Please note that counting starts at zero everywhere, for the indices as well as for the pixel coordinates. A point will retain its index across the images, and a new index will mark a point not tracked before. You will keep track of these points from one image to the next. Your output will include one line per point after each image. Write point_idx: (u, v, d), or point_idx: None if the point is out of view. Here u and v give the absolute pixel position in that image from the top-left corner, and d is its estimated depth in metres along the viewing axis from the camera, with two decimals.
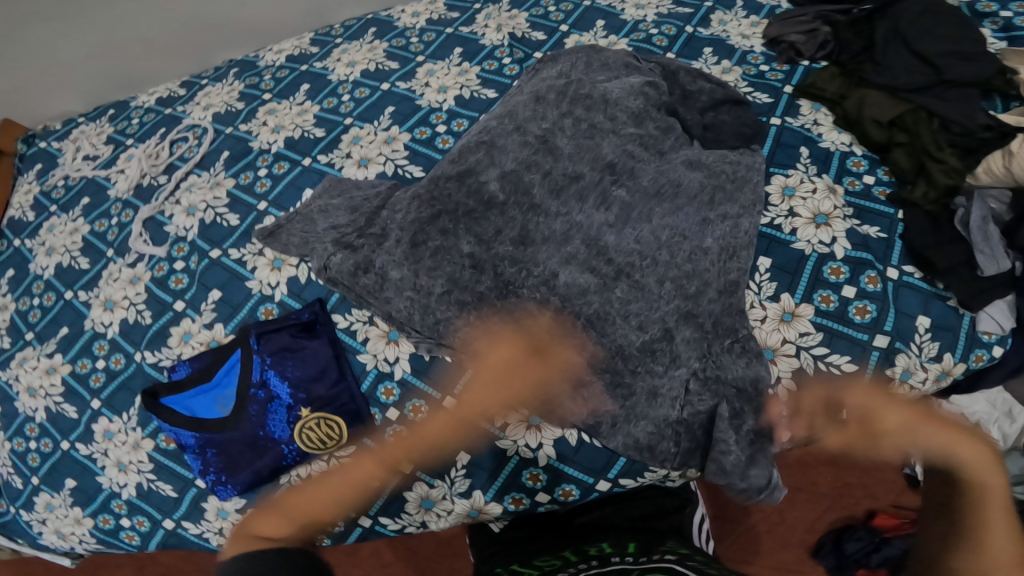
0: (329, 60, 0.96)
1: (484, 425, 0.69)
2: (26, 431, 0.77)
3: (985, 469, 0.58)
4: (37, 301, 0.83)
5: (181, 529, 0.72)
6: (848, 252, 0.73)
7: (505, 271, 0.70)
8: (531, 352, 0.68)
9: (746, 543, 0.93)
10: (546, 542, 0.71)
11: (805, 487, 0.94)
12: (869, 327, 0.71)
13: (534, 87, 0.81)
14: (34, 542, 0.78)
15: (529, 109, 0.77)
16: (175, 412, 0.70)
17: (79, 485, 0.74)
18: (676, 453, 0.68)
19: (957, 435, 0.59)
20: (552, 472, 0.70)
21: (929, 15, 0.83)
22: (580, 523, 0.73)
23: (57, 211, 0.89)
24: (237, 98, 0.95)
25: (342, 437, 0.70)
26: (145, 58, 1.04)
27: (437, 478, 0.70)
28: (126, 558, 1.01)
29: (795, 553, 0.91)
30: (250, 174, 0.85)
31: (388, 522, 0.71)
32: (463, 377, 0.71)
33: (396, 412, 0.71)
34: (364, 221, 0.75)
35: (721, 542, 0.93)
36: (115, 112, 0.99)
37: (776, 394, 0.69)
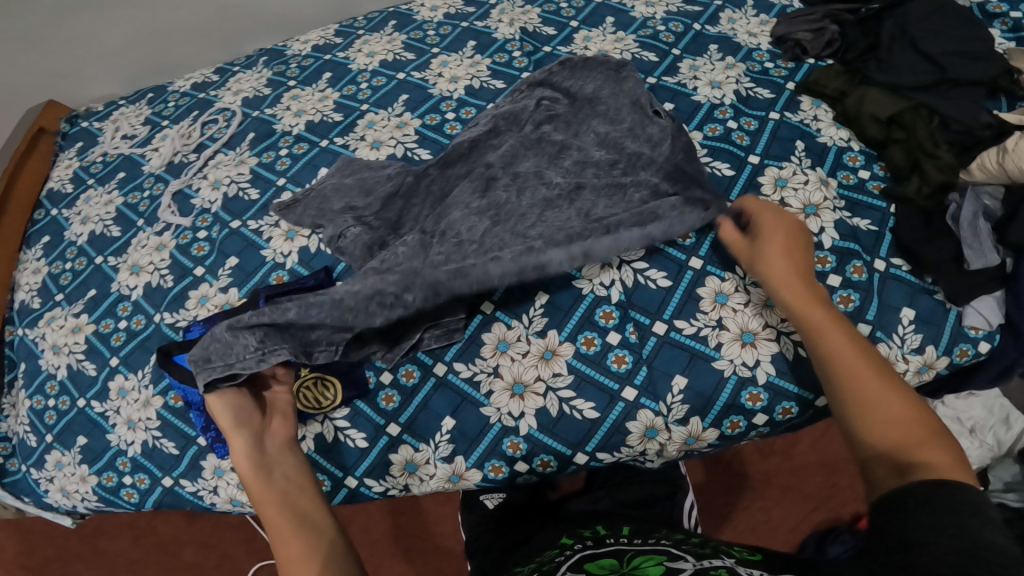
0: (352, 50, 1.00)
1: (470, 393, 0.72)
2: (43, 392, 0.89)
3: (914, 430, 0.50)
4: (69, 266, 0.91)
5: (178, 486, 0.83)
6: (834, 242, 0.75)
7: None
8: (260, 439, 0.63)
9: (736, 534, 1.06)
10: (571, 522, 0.88)
11: (793, 490, 1.07)
12: (852, 316, 0.72)
13: (543, 94, 0.82)
14: (38, 500, 0.94)
15: (534, 114, 0.79)
16: (184, 368, 0.75)
17: (89, 442, 0.86)
18: (654, 418, 0.69)
19: (903, 405, 0.52)
20: (532, 442, 0.71)
21: (940, 12, 0.82)
22: (602, 500, 0.95)
23: (94, 184, 0.97)
24: (265, 84, 0.99)
25: (335, 399, 0.74)
26: (178, 46, 1.12)
27: (422, 442, 0.73)
28: (124, 531, 1.24)
29: (776, 542, 1.05)
30: (272, 153, 0.90)
31: (373, 484, 0.76)
32: (455, 344, 0.73)
33: (390, 375, 0.75)
34: (380, 207, 0.77)
35: (712, 526, 1.07)
36: (154, 95, 1.05)
37: (754, 376, 0.70)
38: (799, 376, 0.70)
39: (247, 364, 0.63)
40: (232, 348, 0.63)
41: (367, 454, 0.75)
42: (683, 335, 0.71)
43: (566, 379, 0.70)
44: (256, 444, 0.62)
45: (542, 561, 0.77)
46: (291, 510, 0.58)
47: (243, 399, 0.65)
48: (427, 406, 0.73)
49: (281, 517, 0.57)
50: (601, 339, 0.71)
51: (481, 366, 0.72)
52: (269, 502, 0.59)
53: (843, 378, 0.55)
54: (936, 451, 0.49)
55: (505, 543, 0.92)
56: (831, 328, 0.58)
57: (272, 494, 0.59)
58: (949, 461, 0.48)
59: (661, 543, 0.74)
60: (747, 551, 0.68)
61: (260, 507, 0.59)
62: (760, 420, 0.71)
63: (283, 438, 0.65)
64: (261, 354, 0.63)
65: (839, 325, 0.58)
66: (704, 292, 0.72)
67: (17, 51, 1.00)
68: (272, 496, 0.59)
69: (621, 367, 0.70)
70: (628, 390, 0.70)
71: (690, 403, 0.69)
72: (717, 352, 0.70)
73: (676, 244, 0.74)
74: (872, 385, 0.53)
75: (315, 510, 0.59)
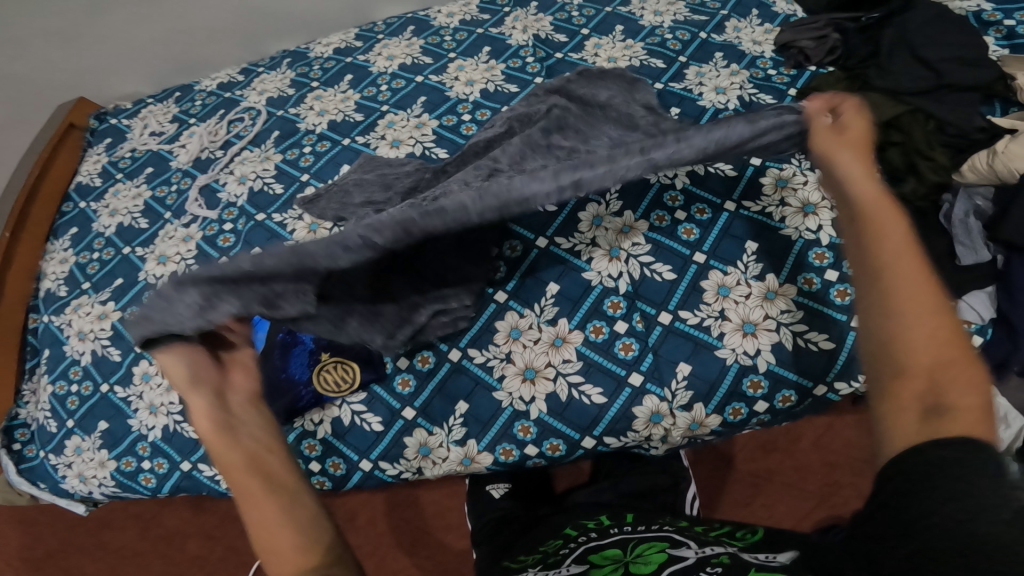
0: (371, 54, 1.04)
1: (483, 377, 0.75)
2: (67, 378, 0.92)
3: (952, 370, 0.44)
4: (97, 256, 0.95)
5: (196, 471, 0.86)
6: (833, 240, 0.77)
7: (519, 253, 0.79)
8: (224, 395, 0.55)
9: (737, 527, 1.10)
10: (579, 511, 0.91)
11: (795, 486, 1.10)
12: (849, 309, 0.74)
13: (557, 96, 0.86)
14: (54, 487, 0.95)
15: (549, 112, 0.83)
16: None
17: (110, 427, 0.89)
18: (659, 402, 0.73)
19: (951, 341, 0.45)
20: (542, 425, 0.74)
21: (935, 23, 0.87)
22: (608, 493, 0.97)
23: (123, 178, 1.01)
24: (288, 85, 1.03)
25: (354, 382, 0.77)
26: (203, 47, 1.17)
27: (436, 425, 0.76)
28: (132, 524, 1.25)
29: None
30: (296, 150, 0.94)
31: (387, 467, 0.78)
32: (470, 330, 0.77)
33: (406, 360, 0.78)
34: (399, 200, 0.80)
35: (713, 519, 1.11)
36: (181, 94, 1.10)
37: (754, 365, 0.73)
38: (797, 364, 0.73)
39: (182, 322, 0.52)
40: (172, 307, 0.52)
41: (382, 438, 0.78)
42: (688, 325, 0.74)
43: (575, 365, 0.73)
44: (220, 402, 0.55)
45: (547, 552, 0.80)
46: (264, 474, 0.52)
47: (198, 352, 0.56)
48: (442, 389, 0.76)
49: (253, 483, 0.52)
50: (608, 327, 0.74)
51: (493, 352, 0.75)
52: (233, 465, 0.52)
53: (883, 301, 0.47)
54: (968, 384, 0.44)
55: (516, 528, 0.95)
56: (886, 247, 0.49)
57: (245, 459, 0.53)
58: (976, 401, 0.44)
59: (665, 529, 0.77)
60: (748, 534, 0.71)
61: (223, 470, 0.53)
62: (761, 407, 0.74)
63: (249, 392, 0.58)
64: (202, 313, 0.52)
65: (902, 235, 0.50)
66: (707, 285, 0.76)
67: (50, 47, 1.05)
68: (245, 461, 0.53)
69: (628, 354, 0.73)
70: (634, 376, 0.73)
71: (693, 389, 0.73)
72: (719, 342, 0.73)
73: (681, 240, 0.78)
74: (925, 315, 0.46)
75: (287, 477, 0.53)
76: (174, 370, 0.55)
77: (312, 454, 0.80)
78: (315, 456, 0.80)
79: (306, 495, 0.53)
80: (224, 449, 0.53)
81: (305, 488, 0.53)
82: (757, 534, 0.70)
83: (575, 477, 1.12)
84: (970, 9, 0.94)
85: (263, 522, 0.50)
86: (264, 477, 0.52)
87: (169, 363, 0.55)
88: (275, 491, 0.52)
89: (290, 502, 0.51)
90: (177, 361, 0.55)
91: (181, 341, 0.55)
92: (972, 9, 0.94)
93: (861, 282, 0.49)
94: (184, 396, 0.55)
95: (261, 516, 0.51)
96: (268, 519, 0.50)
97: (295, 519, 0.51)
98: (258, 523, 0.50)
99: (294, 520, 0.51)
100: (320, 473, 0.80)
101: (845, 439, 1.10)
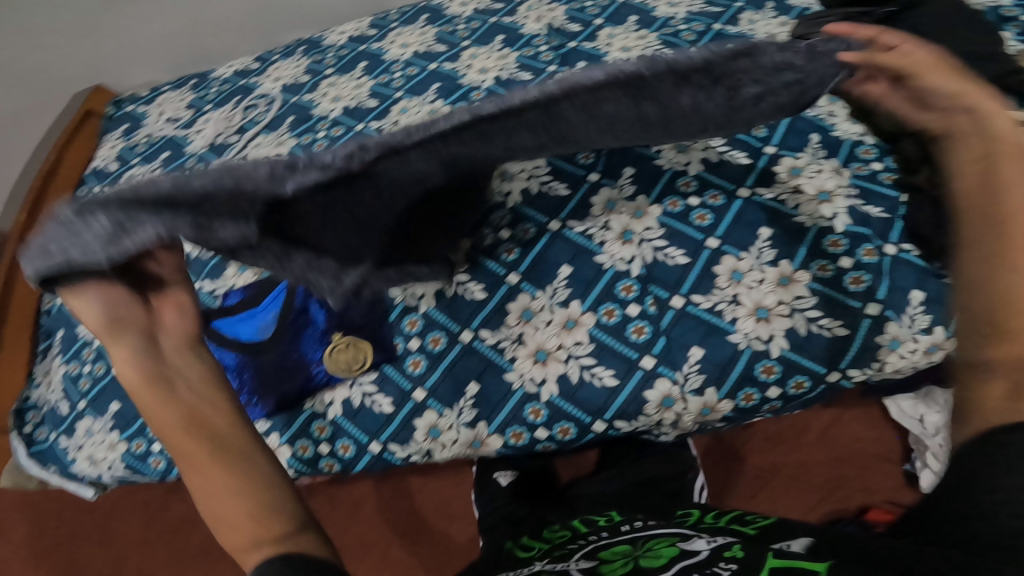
0: (386, 42, 1.05)
1: (494, 359, 0.75)
2: (79, 359, 0.93)
3: None
4: None
5: None
6: (847, 227, 0.77)
7: (531, 238, 0.79)
8: (155, 346, 0.50)
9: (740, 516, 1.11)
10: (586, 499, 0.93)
11: (801, 480, 1.10)
12: (862, 297, 0.74)
13: None
14: (63, 470, 0.95)
15: None
16: (239, 312, 0.80)
17: (121, 409, 0.90)
18: (671, 386, 0.72)
19: None
20: (553, 408, 0.74)
21: (950, 17, 0.87)
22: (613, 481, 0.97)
23: (138, 162, 1.02)
24: (303, 72, 1.04)
25: (366, 362, 0.78)
26: (219, 36, 1.18)
27: (446, 407, 0.76)
28: (134, 514, 1.23)
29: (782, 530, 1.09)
30: (311, 135, 0.94)
31: (396, 450, 0.78)
32: (482, 311, 0.77)
33: (418, 341, 0.78)
34: None
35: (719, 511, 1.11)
36: (197, 81, 1.11)
37: (767, 350, 0.73)
38: (810, 350, 0.73)
39: (89, 253, 0.42)
40: (74, 233, 0.42)
41: (391, 420, 0.78)
42: (700, 309, 0.74)
43: (587, 347, 0.73)
44: (151, 354, 0.49)
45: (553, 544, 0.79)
46: (207, 436, 0.50)
47: (119, 294, 0.48)
48: (452, 370, 0.76)
49: (194, 446, 0.49)
50: (621, 310, 0.74)
51: (505, 334, 0.76)
52: (168, 420, 0.49)
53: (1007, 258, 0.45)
54: None
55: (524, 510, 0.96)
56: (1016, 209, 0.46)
57: (183, 420, 0.49)
58: None
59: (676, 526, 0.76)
60: (762, 519, 0.72)
61: (158, 424, 0.50)
62: (774, 393, 0.73)
63: (184, 336, 0.52)
64: (120, 242, 0.42)
65: None
66: (720, 270, 0.75)
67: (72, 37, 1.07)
68: (183, 422, 0.49)
69: (640, 337, 0.73)
70: (646, 359, 0.73)
71: (706, 373, 0.72)
72: (732, 326, 0.73)
73: (694, 225, 0.78)
74: None
75: (234, 435, 0.51)
76: (90, 315, 0.48)
77: (321, 436, 0.81)
78: (325, 438, 0.81)
79: (252, 450, 0.51)
80: (159, 407, 0.49)
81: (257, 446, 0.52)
82: (769, 519, 0.72)
83: (581, 468, 1.11)
84: (988, 4, 0.94)
85: (209, 483, 0.49)
86: (205, 439, 0.50)
87: (84, 307, 0.47)
88: (221, 455, 0.49)
89: (242, 465, 0.50)
90: (92, 307, 0.47)
91: (92, 282, 0.47)
92: (990, 4, 0.94)
93: (974, 228, 0.48)
94: (106, 345, 0.48)
95: (206, 476, 0.49)
96: (214, 479, 0.49)
97: (243, 479, 0.50)
98: (204, 481, 0.49)
99: (241, 479, 0.50)
100: (329, 456, 0.81)
101: (853, 433, 1.11)
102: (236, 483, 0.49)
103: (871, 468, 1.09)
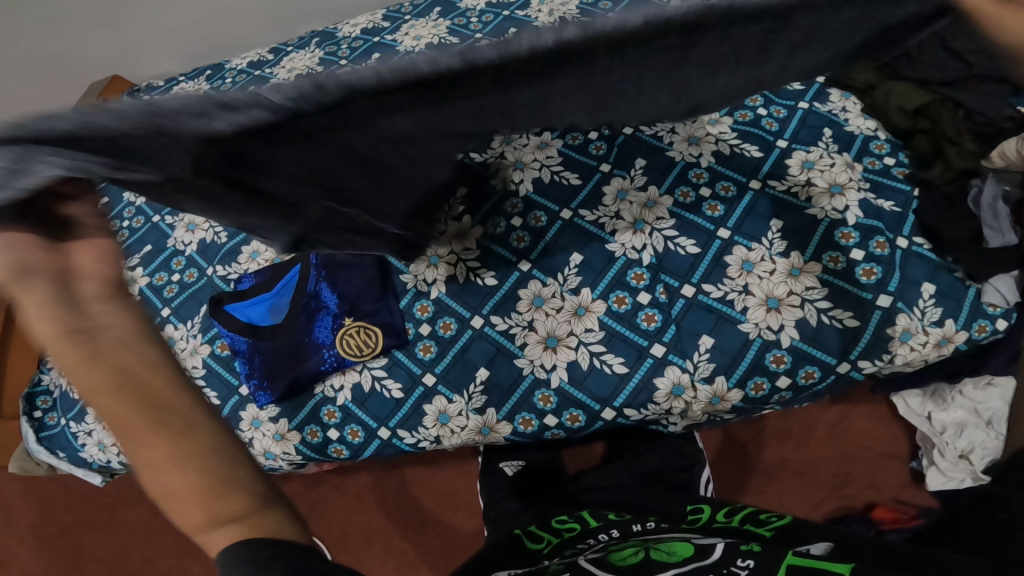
0: (399, 34, 1.06)
1: (505, 344, 0.76)
2: None
3: None
4: (126, 224, 0.96)
5: None
6: (859, 220, 0.77)
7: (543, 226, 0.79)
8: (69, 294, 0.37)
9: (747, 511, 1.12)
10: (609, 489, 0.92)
11: (807, 477, 1.12)
12: (874, 288, 0.74)
13: None
14: (72, 456, 0.96)
15: None
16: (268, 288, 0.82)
17: None
18: (682, 372, 0.73)
19: None
20: (563, 394, 0.75)
21: None
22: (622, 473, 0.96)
23: None
24: (317, 63, 1.06)
25: (377, 347, 0.78)
26: (233, 27, 1.20)
27: (456, 393, 0.77)
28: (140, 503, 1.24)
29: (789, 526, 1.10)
30: None
31: (405, 436, 0.79)
32: (493, 297, 0.78)
33: (428, 327, 0.79)
34: None
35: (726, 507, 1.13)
36: (212, 72, 1.13)
37: (777, 340, 0.73)
38: (820, 341, 0.73)
39: None
40: None
41: (401, 405, 0.79)
42: (711, 298, 0.74)
43: (597, 335, 0.74)
44: (66, 303, 0.37)
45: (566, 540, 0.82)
46: (148, 405, 0.38)
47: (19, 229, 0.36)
48: (463, 356, 0.77)
49: (132, 418, 0.37)
50: (632, 298, 0.75)
51: (516, 320, 0.76)
52: (92, 385, 0.37)
53: None
54: None
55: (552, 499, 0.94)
56: None
57: (112, 386, 0.37)
58: None
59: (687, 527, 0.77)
60: (777, 517, 0.75)
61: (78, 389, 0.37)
62: (783, 382, 0.73)
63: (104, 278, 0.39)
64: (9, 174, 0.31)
65: None
66: (731, 260, 0.76)
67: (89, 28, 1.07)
68: (113, 389, 0.37)
69: (651, 325, 0.74)
70: (656, 347, 0.74)
71: (715, 362, 0.73)
72: (743, 316, 0.73)
73: (706, 216, 0.78)
74: None
75: (183, 404, 0.40)
76: None
77: (330, 421, 0.81)
78: (334, 423, 0.81)
79: (204, 418, 0.40)
80: (78, 370, 0.37)
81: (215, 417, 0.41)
82: (784, 518, 0.74)
83: (588, 461, 1.11)
84: None
85: (153, 461, 0.38)
86: (145, 411, 0.38)
87: None
88: (168, 429, 0.38)
89: (195, 440, 0.39)
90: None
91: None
92: None
93: None
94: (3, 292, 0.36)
95: (147, 453, 0.38)
96: (159, 458, 0.38)
97: (197, 457, 0.39)
98: (146, 460, 0.38)
99: (197, 455, 0.39)
100: (338, 442, 0.81)
101: (864, 430, 1.13)
102: (190, 461, 0.39)
103: (877, 464, 1.12)
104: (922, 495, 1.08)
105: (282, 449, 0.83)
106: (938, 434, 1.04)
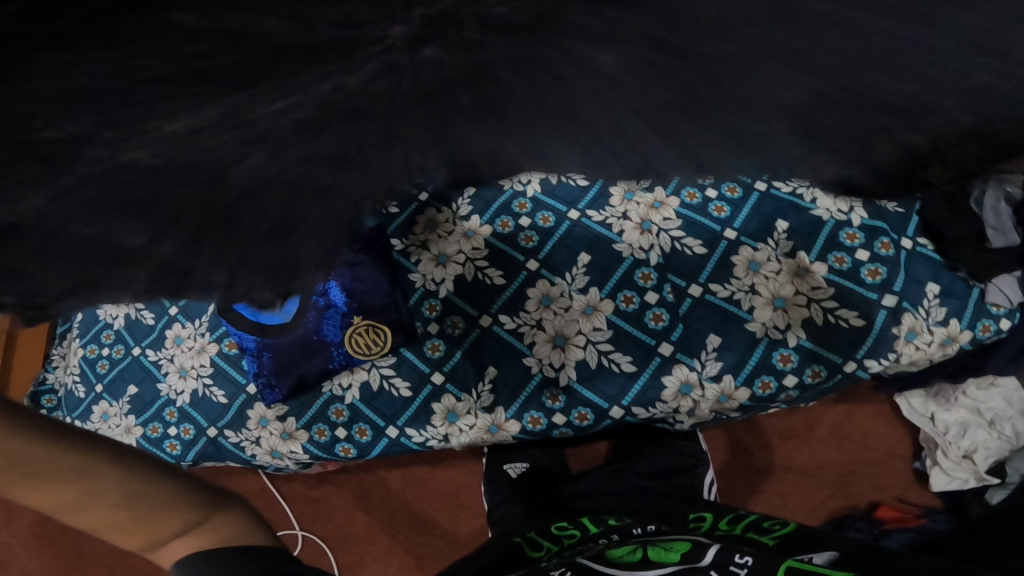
0: None
1: (513, 343, 0.77)
2: (98, 341, 0.93)
3: None
4: None
5: (221, 437, 0.87)
6: (863, 221, 0.77)
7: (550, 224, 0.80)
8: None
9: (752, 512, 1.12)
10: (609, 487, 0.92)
11: (811, 477, 1.13)
12: (879, 288, 0.75)
13: None
14: None
15: None
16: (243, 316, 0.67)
17: (139, 391, 0.91)
18: (692, 370, 0.73)
19: None
20: (571, 393, 0.76)
21: None
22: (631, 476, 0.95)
23: None
24: None
25: (386, 346, 0.77)
26: None
27: (464, 391, 0.77)
28: None
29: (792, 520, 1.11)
30: None
31: (413, 434, 0.79)
32: (501, 296, 0.78)
33: (437, 326, 0.80)
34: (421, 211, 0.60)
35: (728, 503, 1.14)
36: None
37: (785, 339, 0.74)
38: (826, 340, 0.74)
39: None
40: None
41: (409, 403, 0.79)
42: (718, 297, 0.75)
43: (605, 334, 0.75)
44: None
45: (563, 547, 0.80)
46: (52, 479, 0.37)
47: None
48: (471, 353, 0.78)
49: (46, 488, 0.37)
50: (639, 297, 0.76)
51: (525, 319, 0.77)
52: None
53: None
54: None
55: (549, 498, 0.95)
56: None
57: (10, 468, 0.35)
58: None
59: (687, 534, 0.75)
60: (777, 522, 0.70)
61: None
62: (791, 382, 0.73)
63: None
64: None
65: None
66: (737, 260, 0.77)
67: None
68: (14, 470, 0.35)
69: (659, 324, 0.75)
70: (664, 346, 0.74)
71: (723, 360, 0.74)
72: (750, 315, 0.75)
73: (712, 217, 0.78)
74: None
75: (109, 468, 0.39)
76: None
77: (338, 420, 0.82)
78: (341, 422, 0.82)
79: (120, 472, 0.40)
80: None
81: (126, 458, 0.41)
82: (787, 524, 0.69)
83: (592, 460, 1.11)
84: None
85: (83, 514, 0.39)
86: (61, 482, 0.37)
87: None
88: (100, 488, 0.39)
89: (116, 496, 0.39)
90: None
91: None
92: None
93: None
94: None
95: (73, 510, 0.39)
96: (90, 514, 0.39)
97: (128, 508, 0.40)
98: (70, 513, 0.39)
99: (127, 506, 0.40)
100: (345, 441, 0.82)
101: (864, 429, 1.14)
102: (124, 512, 0.40)
103: (880, 464, 1.12)
104: (925, 495, 1.09)
105: (290, 448, 0.84)
106: (942, 434, 1.05)
